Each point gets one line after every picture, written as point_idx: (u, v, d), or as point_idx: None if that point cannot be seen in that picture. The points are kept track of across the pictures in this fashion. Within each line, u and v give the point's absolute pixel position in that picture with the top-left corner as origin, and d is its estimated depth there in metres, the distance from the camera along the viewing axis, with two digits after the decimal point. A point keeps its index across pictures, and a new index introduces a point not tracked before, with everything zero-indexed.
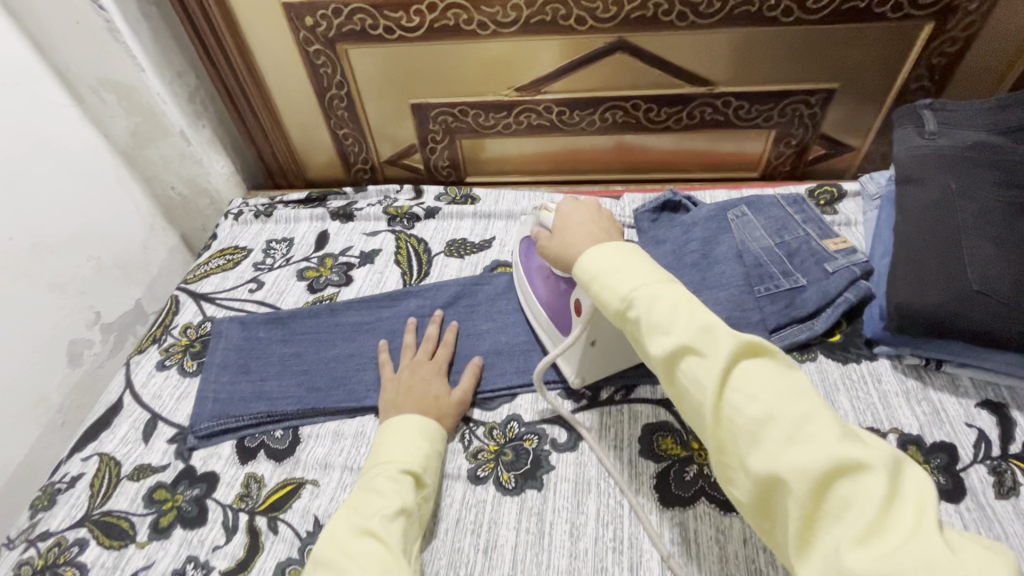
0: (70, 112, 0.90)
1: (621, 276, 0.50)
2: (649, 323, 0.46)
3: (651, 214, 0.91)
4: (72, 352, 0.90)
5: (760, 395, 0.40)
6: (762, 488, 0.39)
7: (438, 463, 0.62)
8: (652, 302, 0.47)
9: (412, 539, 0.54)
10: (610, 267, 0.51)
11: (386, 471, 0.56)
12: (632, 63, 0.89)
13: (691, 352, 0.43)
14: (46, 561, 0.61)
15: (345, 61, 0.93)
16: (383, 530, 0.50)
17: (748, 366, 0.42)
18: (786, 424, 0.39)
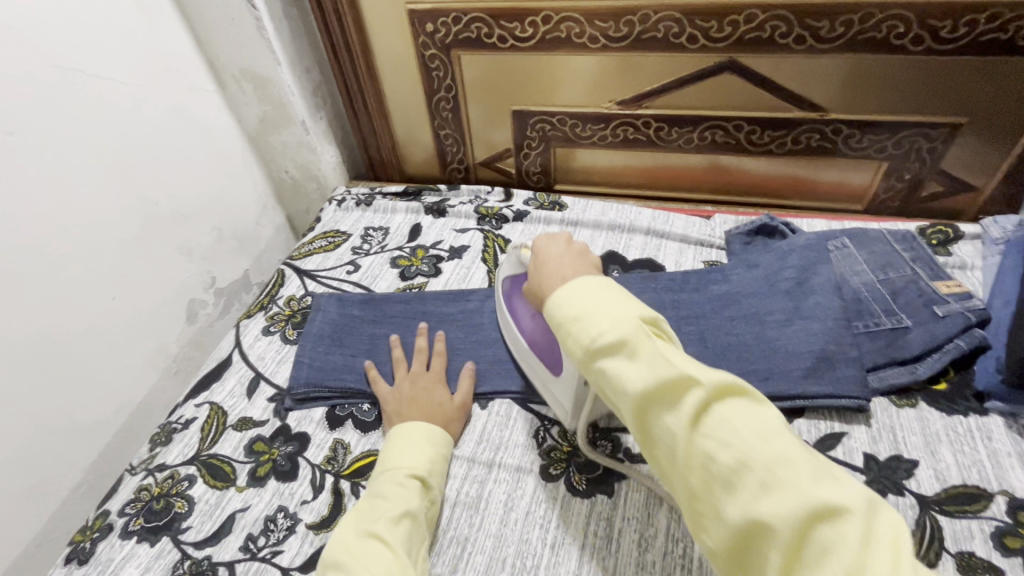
0: (215, 97, 1.02)
1: (601, 315, 0.48)
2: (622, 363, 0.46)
3: (744, 237, 0.89)
4: (191, 310, 1.00)
5: (736, 430, 0.40)
6: (740, 538, 0.39)
7: (444, 467, 0.65)
8: (619, 336, 0.46)
9: (418, 541, 0.56)
10: (586, 308, 0.49)
11: (392, 476, 0.60)
12: (740, 85, 0.88)
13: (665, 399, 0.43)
14: (162, 490, 0.69)
15: (456, 66, 0.99)
16: (388, 533, 0.54)
17: (720, 406, 0.42)
18: (764, 470, 0.38)
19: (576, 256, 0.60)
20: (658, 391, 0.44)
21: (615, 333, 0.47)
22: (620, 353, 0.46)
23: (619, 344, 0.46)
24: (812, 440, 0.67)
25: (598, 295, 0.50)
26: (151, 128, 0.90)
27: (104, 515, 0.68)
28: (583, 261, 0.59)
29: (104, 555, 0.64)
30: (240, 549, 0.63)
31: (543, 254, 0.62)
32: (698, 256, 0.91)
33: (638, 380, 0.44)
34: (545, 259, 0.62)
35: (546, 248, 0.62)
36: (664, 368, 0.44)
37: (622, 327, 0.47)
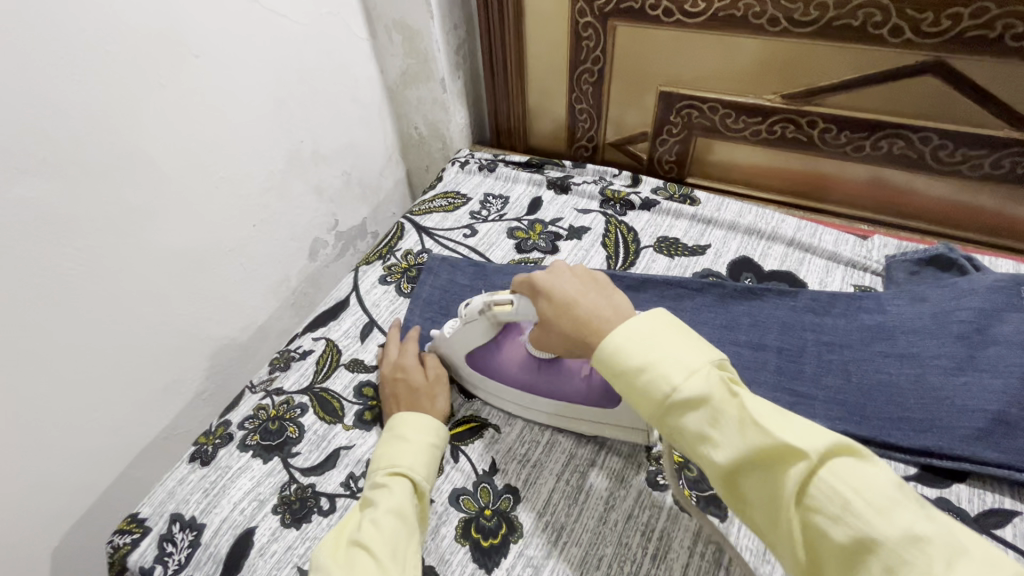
0: (365, 45, 1.03)
1: (674, 363, 0.42)
2: (708, 423, 0.41)
3: (910, 265, 0.79)
4: (314, 247, 1.05)
5: (853, 502, 0.35)
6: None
7: (433, 457, 0.61)
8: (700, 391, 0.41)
9: (408, 539, 0.52)
10: (653, 354, 0.44)
11: (375, 478, 0.57)
12: (942, 91, 0.76)
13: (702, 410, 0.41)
14: (278, 412, 0.72)
15: (610, 37, 0.94)
16: (371, 537, 0.50)
17: (827, 471, 0.37)
18: (887, 552, 0.33)
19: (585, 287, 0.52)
20: (753, 458, 0.39)
21: (694, 386, 0.41)
22: (705, 411, 0.41)
23: (658, 355, 0.44)
24: (973, 511, 0.58)
25: (678, 343, 0.44)
26: (307, 70, 0.92)
27: (225, 424, 0.73)
28: (600, 288, 0.52)
29: (223, 462, 0.68)
30: (341, 485, 0.64)
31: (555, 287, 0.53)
32: (847, 278, 0.82)
33: (729, 447, 0.40)
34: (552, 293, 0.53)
35: (553, 277, 0.54)
36: (749, 431, 0.39)
37: (702, 379, 0.41)
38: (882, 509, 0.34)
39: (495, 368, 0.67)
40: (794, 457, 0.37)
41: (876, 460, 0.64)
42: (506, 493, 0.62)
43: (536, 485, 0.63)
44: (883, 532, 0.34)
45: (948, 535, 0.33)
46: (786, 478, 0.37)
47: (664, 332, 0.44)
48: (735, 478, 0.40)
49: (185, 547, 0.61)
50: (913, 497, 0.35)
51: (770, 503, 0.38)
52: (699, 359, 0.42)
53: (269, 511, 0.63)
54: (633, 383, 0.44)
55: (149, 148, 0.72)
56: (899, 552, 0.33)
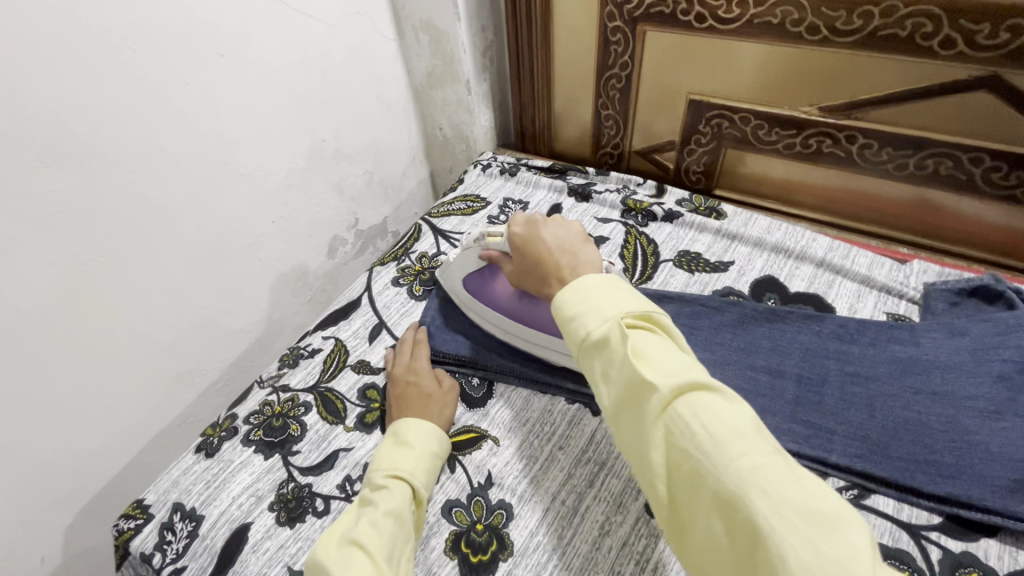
0: (392, 45, 1.03)
1: (594, 308, 0.43)
2: (603, 363, 0.41)
3: (951, 294, 0.73)
4: (333, 245, 1.06)
5: (706, 436, 0.34)
6: (685, 516, 0.36)
7: (432, 467, 0.60)
8: (604, 332, 0.41)
9: (402, 544, 0.51)
10: (581, 301, 0.44)
11: (374, 478, 0.56)
12: (996, 109, 0.70)
13: (600, 346, 0.41)
14: (282, 409, 0.73)
15: (639, 42, 0.91)
16: (368, 536, 0.49)
17: (695, 406, 0.35)
18: (726, 484, 0.32)
19: (568, 242, 0.54)
20: (628, 394, 0.39)
21: (601, 326, 0.42)
22: (604, 352, 0.41)
23: (581, 297, 0.45)
24: (1002, 570, 0.54)
25: (601, 293, 0.44)
26: (333, 69, 0.93)
27: (232, 417, 0.74)
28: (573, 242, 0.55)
29: (226, 455, 0.69)
30: (337, 487, 0.64)
31: (537, 235, 0.56)
32: (880, 304, 0.77)
33: (614, 385, 0.40)
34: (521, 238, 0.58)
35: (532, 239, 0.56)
36: (628, 368, 0.39)
37: (609, 322, 0.42)
38: (732, 442, 0.33)
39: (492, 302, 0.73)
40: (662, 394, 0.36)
41: (897, 506, 0.59)
42: (499, 509, 0.61)
43: (531, 503, 0.61)
44: (718, 467, 0.33)
45: (789, 474, 0.32)
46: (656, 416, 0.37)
47: (603, 286, 0.45)
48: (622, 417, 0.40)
49: (183, 537, 0.62)
50: (768, 441, 0.34)
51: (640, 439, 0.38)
52: (614, 309, 0.43)
53: (265, 508, 0.63)
54: (564, 325, 0.45)
55: (173, 144, 0.73)
56: (728, 485, 0.32)
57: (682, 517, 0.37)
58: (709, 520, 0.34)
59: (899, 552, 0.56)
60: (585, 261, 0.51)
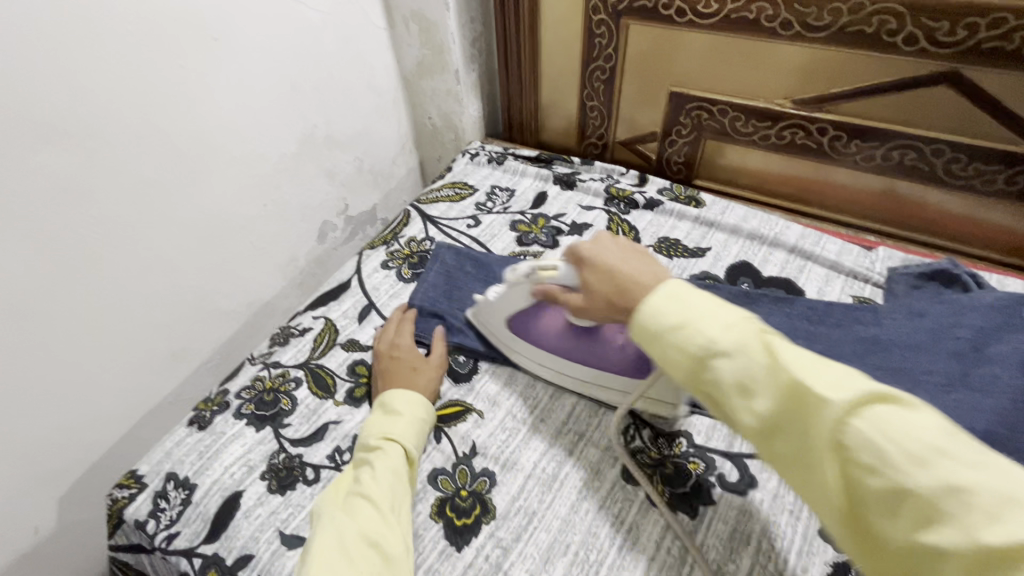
0: (383, 34, 1.05)
1: (706, 318, 0.45)
2: (740, 376, 0.42)
3: (912, 278, 0.78)
4: (323, 230, 1.08)
5: (893, 440, 0.35)
6: (873, 527, 0.36)
7: (423, 428, 0.64)
8: (736, 342, 0.43)
9: (403, 497, 0.56)
10: (683, 311, 0.46)
11: (366, 442, 0.60)
12: (956, 103, 0.74)
13: (722, 354, 0.43)
14: (273, 384, 0.75)
15: (623, 35, 0.94)
16: (370, 493, 0.54)
17: (867, 410, 0.37)
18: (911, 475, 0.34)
19: (632, 255, 0.55)
20: (788, 404, 0.40)
21: (730, 336, 0.43)
22: (737, 362, 0.42)
23: (669, 303, 0.47)
24: None
25: (698, 304, 0.46)
26: (324, 56, 0.95)
27: (224, 393, 0.76)
28: (633, 255, 0.55)
29: (218, 427, 0.71)
30: (327, 457, 0.67)
31: (593, 249, 0.57)
32: (847, 288, 0.81)
33: (765, 397, 0.41)
34: (596, 260, 0.56)
35: (598, 251, 0.56)
36: (785, 380, 0.40)
37: (736, 331, 0.43)
38: (908, 431, 0.35)
39: (535, 333, 0.71)
40: (832, 406, 0.37)
41: None
42: (483, 476, 0.64)
43: (513, 471, 0.64)
44: (910, 467, 0.34)
45: (975, 457, 0.33)
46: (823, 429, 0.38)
47: (695, 295, 0.47)
48: (776, 429, 0.41)
49: (177, 504, 0.64)
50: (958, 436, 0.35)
51: (812, 457, 0.39)
52: (734, 318, 0.45)
53: (257, 477, 0.66)
54: (667, 340, 0.46)
55: (167, 126, 0.75)
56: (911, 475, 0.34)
57: (865, 526, 0.37)
58: (906, 523, 0.34)
59: None
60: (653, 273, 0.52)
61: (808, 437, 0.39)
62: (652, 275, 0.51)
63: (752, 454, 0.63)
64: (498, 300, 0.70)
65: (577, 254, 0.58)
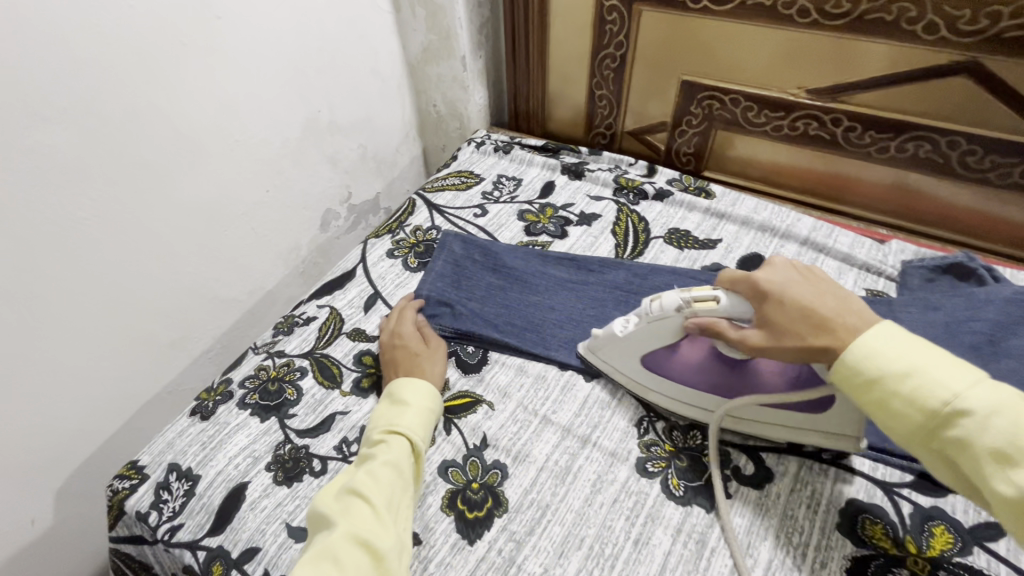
0: (388, 18, 1.03)
1: (931, 367, 0.44)
2: (979, 431, 0.41)
3: (927, 271, 0.77)
4: (326, 219, 1.06)
5: None
6: None
7: (430, 419, 0.62)
8: (962, 391, 0.43)
9: (402, 492, 0.53)
10: (911, 361, 0.45)
11: (371, 435, 0.59)
12: (974, 94, 0.73)
13: (961, 408, 0.42)
14: (277, 374, 0.73)
15: (635, 22, 0.92)
16: (366, 488, 0.52)
17: None
18: None
19: (819, 288, 0.52)
20: (1023, 453, 0.40)
21: (964, 388, 0.43)
22: (989, 421, 0.41)
23: (898, 352, 0.46)
24: (967, 523, 0.55)
25: (926, 355, 0.45)
26: (328, 40, 0.92)
27: (227, 382, 0.74)
28: (807, 283, 0.53)
29: (222, 417, 0.69)
30: (334, 448, 0.65)
31: (796, 287, 0.52)
32: (859, 281, 0.80)
33: (1008, 450, 0.40)
34: (783, 293, 0.52)
35: (786, 284, 0.53)
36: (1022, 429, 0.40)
37: (974, 386, 0.42)
38: None
39: (672, 371, 0.63)
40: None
41: (872, 464, 0.60)
42: (494, 469, 0.63)
43: (525, 463, 0.63)
44: None
45: None
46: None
47: (918, 345, 0.46)
48: (1000, 478, 0.41)
49: (180, 495, 0.63)
50: None
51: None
52: (973, 373, 0.43)
53: (262, 468, 0.64)
54: (891, 390, 0.45)
55: (168, 107, 0.73)
56: None
57: None
58: None
59: (870, 505, 0.57)
60: (863, 315, 0.49)
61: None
62: (846, 308, 0.50)
63: (768, 448, 0.63)
64: (641, 339, 0.63)
65: (756, 284, 0.54)
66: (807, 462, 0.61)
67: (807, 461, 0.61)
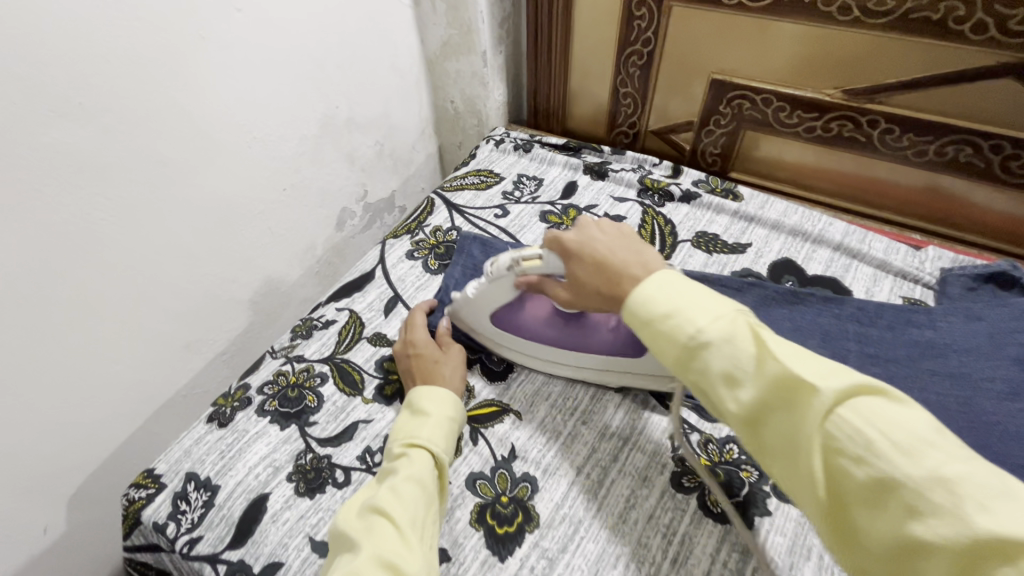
0: (408, 11, 1.00)
1: (694, 306, 0.41)
2: (717, 365, 0.39)
3: (967, 280, 0.74)
4: (342, 218, 1.04)
5: (875, 438, 0.32)
6: (807, 491, 0.36)
7: (452, 433, 0.59)
8: (717, 329, 0.40)
9: (427, 508, 0.50)
10: (676, 300, 0.42)
11: (391, 451, 0.56)
12: (1022, 96, 0.71)
13: (705, 345, 0.40)
14: (297, 380, 0.71)
15: (664, 18, 0.89)
16: (389, 504, 0.48)
17: (780, 369, 0.36)
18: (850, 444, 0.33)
19: (624, 241, 0.52)
20: (754, 387, 0.38)
21: (716, 324, 0.40)
22: (727, 354, 0.39)
23: (659, 291, 0.44)
24: None
25: (682, 292, 0.43)
26: (348, 34, 0.90)
27: (245, 387, 0.72)
28: (620, 240, 0.52)
29: (241, 425, 0.67)
30: (357, 458, 0.63)
31: (591, 241, 0.53)
32: (896, 289, 0.77)
33: (744, 385, 0.38)
34: (583, 249, 0.53)
35: (586, 240, 0.54)
36: (754, 362, 0.38)
37: (726, 321, 0.40)
38: (843, 394, 0.34)
39: (521, 325, 0.68)
40: (818, 396, 0.34)
41: None
42: (524, 482, 0.61)
43: (556, 476, 0.61)
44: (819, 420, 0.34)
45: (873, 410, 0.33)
46: (805, 419, 0.35)
47: (687, 284, 0.44)
48: (740, 416, 0.39)
49: (198, 507, 0.61)
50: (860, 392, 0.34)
51: (796, 449, 0.36)
52: (725, 307, 0.41)
53: (283, 478, 0.62)
54: (656, 331, 0.43)
55: (186, 102, 0.70)
56: (838, 434, 0.33)
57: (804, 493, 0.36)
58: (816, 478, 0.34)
59: None
60: (650, 261, 0.48)
61: (748, 405, 0.38)
62: (638, 261, 0.48)
63: None
64: (489, 299, 0.67)
65: (562, 243, 0.55)
66: None
67: None
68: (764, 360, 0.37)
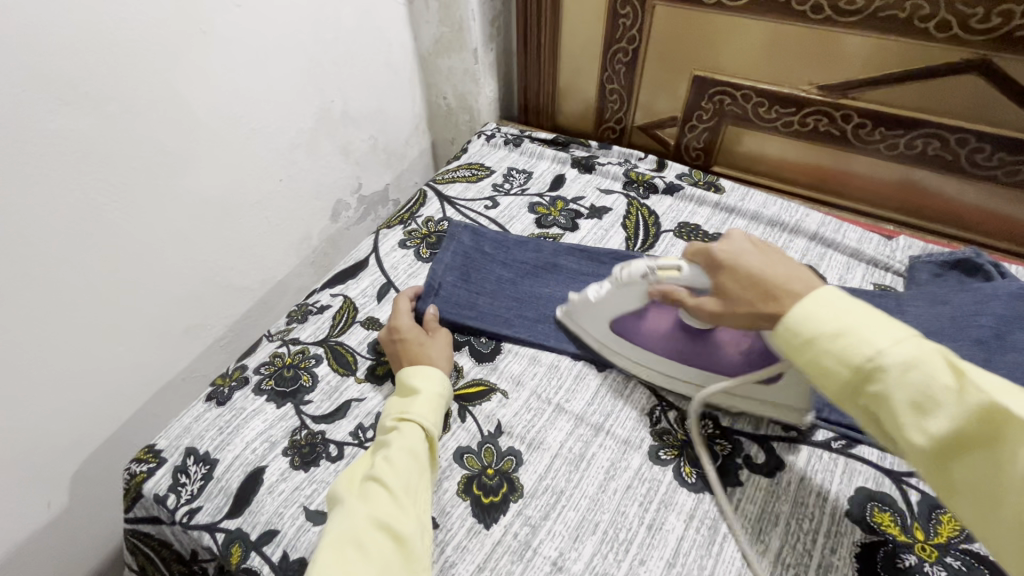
0: (401, 9, 1.03)
1: (868, 328, 0.42)
2: (913, 396, 0.39)
3: (934, 267, 0.78)
4: (336, 209, 1.07)
5: None
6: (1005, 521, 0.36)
7: (441, 406, 0.62)
8: (901, 354, 0.40)
9: (419, 475, 0.54)
10: (844, 321, 0.43)
11: (386, 422, 0.60)
12: (984, 91, 0.74)
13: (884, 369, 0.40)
14: (293, 361, 0.74)
15: (648, 16, 0.93)
16: (384, 472, 0.52)
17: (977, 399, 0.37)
18: None
19: (771, 258, 0.51)
20: (923, 407, 0.39)
21: (899, 348, 0.40)
22: (921, 381, 0.39)
23: (823, 310, 0.44)
24: None
25: (851, 310, 0.43)
26: (343, 30, 0.93)
27: (243, 368, 0.75)
28: (775, 258, 0.52)
29: (238, 403, 0.70)
30: (350, 434, 0.66)
31: (742, 255, 0.52)
32: (868, 276, 0.81)
33: (926, 412, 0.39)
34: (737, 263, 0.52)
35: (738, 251, 0.53)
36: (945, 388, 0.38)
37: (907, 344, 0.40)
38: None
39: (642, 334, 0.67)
40: None
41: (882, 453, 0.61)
42: (509, 455, 0.64)
43: (539, 450, 0.64)
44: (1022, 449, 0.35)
45: None
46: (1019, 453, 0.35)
47: (851, 302, 0.44)
48: (909, 437, 0.40)
49: (198, 479, 0.64)
50: None
51: (1000, 484, 0.36)
52: (902, 330, 0.41)
53: (279, 452, 0.65)
54: (821, 349, 0.43)
55: (186, 94, 0.73)
56: None
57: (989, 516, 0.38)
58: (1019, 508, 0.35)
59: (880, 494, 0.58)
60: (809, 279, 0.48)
61: (936, 434, 0.38)
62: (799, 278, 0.48)
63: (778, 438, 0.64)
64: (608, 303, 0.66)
65: (710, 254, 0.55)
66: (817, 451, 0.62)
67: (818, 451, 0.62)
68: (965, 389, 0.38)
